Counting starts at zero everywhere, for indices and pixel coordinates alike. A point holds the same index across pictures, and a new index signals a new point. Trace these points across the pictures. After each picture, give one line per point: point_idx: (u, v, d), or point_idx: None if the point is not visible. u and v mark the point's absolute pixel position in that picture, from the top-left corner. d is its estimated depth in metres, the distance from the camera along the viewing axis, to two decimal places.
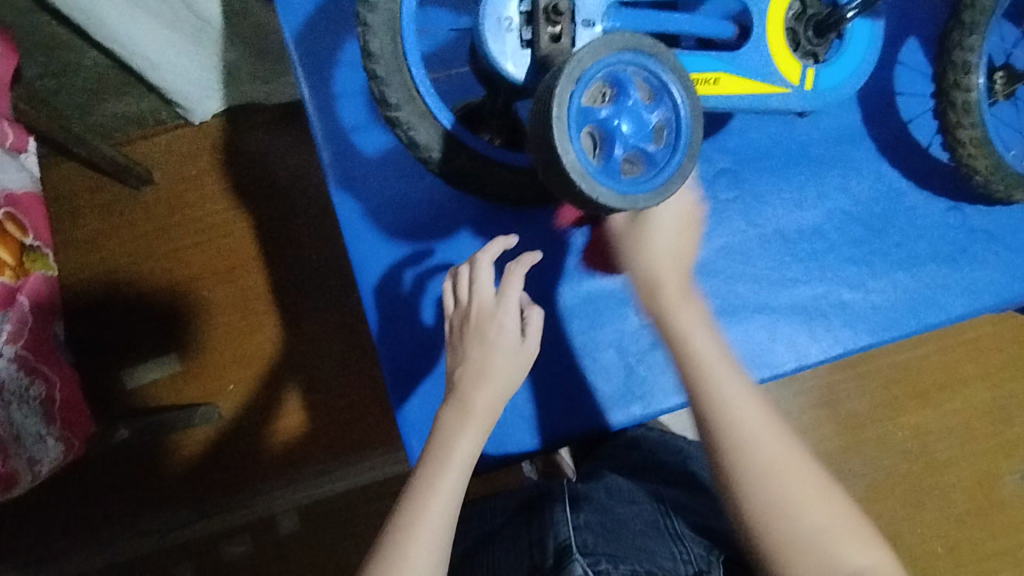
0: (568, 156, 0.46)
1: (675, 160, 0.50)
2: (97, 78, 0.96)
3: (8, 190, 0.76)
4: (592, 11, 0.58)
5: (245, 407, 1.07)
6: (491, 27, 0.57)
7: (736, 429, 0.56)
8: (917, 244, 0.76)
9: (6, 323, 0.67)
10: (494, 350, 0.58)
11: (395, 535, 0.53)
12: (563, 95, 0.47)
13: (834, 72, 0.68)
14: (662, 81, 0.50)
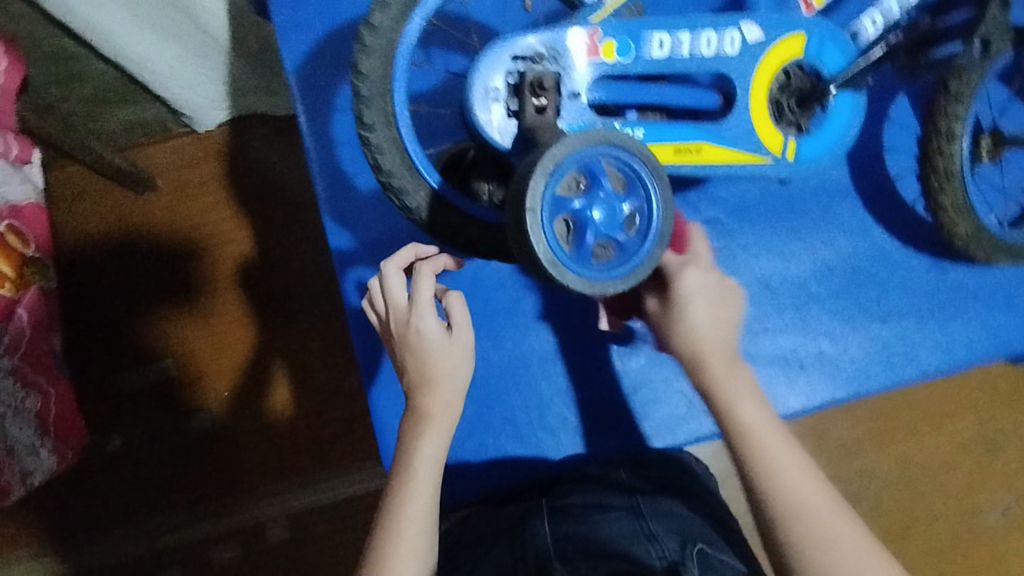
0: (539, 246, 0.49)
1: (643, 249, 0.52)
2: (104, 88, 0.97)
3: (10, 202, 0.77)
4: (576, 84, 0.60)
5: (237, 415, 1.08)
6: (478, 98, 0.58)
7: (769, 466, 0.58)
8: (898, 299, 0.77)
9: (3, 337, 0.69)
10: (431, 350, 0.61)
11: (374, 553, 0.58)
12: (536, 189, 0.49)
13: (815, 142, 0.68)
14: (635, 172, 0.52)
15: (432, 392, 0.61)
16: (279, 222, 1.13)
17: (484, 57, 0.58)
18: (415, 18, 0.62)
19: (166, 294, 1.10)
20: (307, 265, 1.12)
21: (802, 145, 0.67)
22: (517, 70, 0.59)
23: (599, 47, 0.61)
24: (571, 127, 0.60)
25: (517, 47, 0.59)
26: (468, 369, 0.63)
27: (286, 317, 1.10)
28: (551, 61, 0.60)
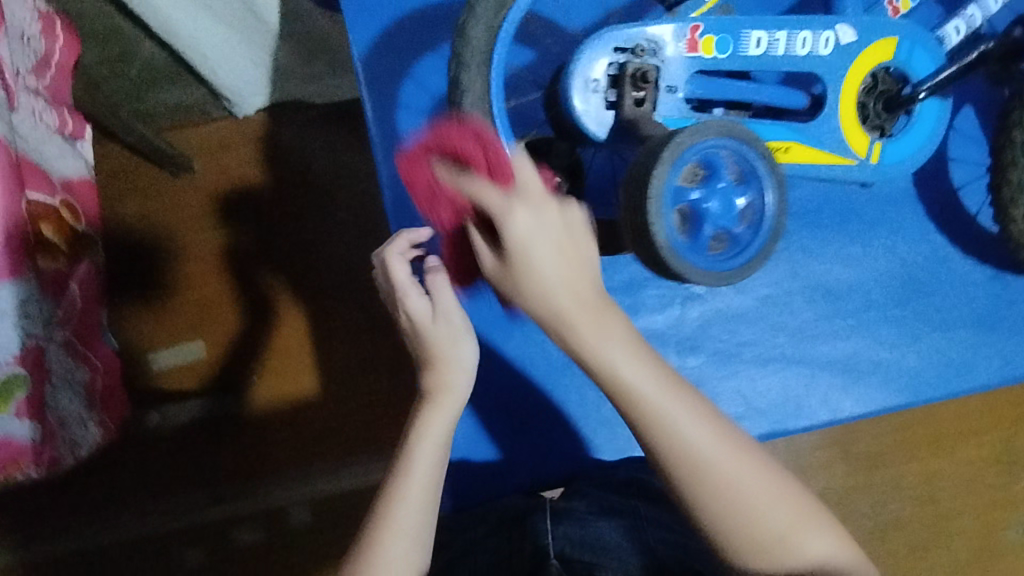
0: (659, 237, 0.48)
1: (757, 241, 0.54)
2: (153, 68, 0.97)
3: (65, 177, 0.79)
4: (676, 78, 0.59)
5: (266, 398, 1.08)
6: (580, 85, 0.56)
7: (697, 472, 0.50)
8: (958, 309, 0.74)
9: (58, 308, 0.70)
10: (428, 324, 0.59)
11: (376, 522, 0.55)
12: (660, 178, 0.48)
13: (899, 146, 0.68)
14: (752, 167, 0.52)
15: (445, 370, 0.58)
16: (314, 211, 1.12)
17: (588, 46, 0.56)
18: None
19: (201, 279, 1.10)
20: (340, 257, 1.11)
21: (887, 149, 0.67)
22: (618, 61, 0.57)
23: (699, 44, 0.59)
24: (666, 121, 0.59)
25: (621, 38, 0.57)
26: (473, 344, 0.60)
27: (319, 307, 1.10)
28: (652, 53, 0.58)
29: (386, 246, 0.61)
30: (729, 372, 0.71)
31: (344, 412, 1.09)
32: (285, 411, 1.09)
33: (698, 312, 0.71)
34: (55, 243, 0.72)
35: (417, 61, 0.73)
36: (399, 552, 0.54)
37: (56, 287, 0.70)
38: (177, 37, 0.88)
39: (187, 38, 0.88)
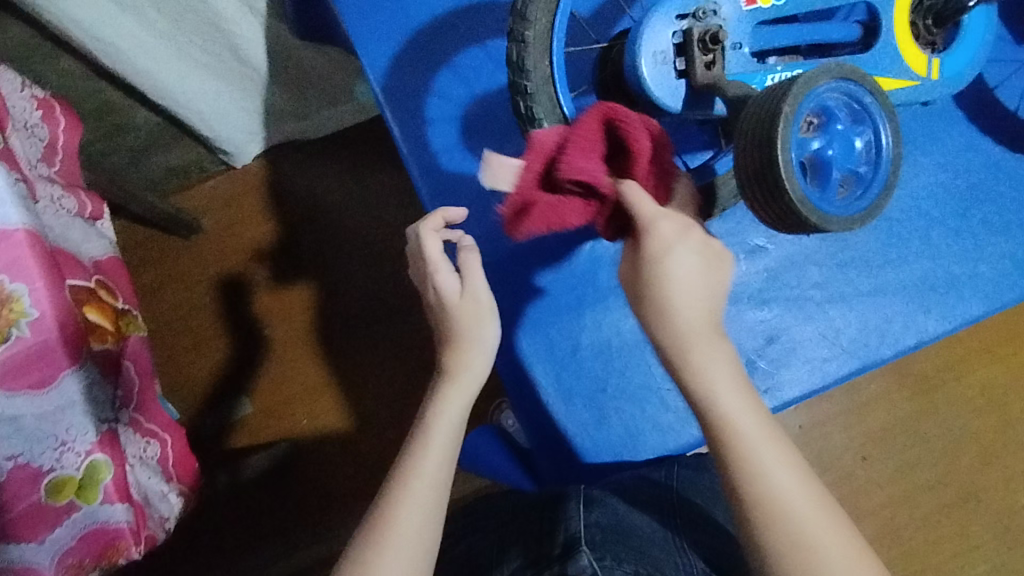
0: (796, 193, 0.43)
1: (880, 178, 0.49)
2: (147, 135, 0.95)
3: (94, 259, 0.77)
4: (738, 33, 0.55)
5: (322, 439, 1.06)
6: (647, 61, 0.53)
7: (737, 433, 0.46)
8: (1021, 207, 0.72)
9: (119, 390, 0.69)
10: (454, 301, 0.55)
11: (388, 493, 0.49)
12: (785, 129, 0.43)
13: (955, 58, 0.62)
14: (863, 105, 0.48)
15: (465, 349, 0.54)
16: (330, 242, 1.11)
17: (649, 16, 0.53)
18: None
19: (235, 334, 1.08)
20: (364, 282, 1.10)
21: (944, 62, 0.61)
22: (681, 28, 0.53)
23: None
24: (737, 77, 0.54)
25: (679, 4, 0.53)
26: (495, 326, 0.56)
27: (356, 336, 1.08)
28: (713, 13, 0.54)
29: (422, 223, 0.58)
30: (806, 316, 0.70)
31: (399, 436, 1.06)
32: (341, 448, 1.06)
33: (764, 265, 0.70)
34: (102, 325, 0.71)
35: (439, 69, 0.67)
36: (407, 525, 0.48)
37: (110, 369, 0.69)
38: (172, 100, 0.86)
39: (183, 100, 0.87)
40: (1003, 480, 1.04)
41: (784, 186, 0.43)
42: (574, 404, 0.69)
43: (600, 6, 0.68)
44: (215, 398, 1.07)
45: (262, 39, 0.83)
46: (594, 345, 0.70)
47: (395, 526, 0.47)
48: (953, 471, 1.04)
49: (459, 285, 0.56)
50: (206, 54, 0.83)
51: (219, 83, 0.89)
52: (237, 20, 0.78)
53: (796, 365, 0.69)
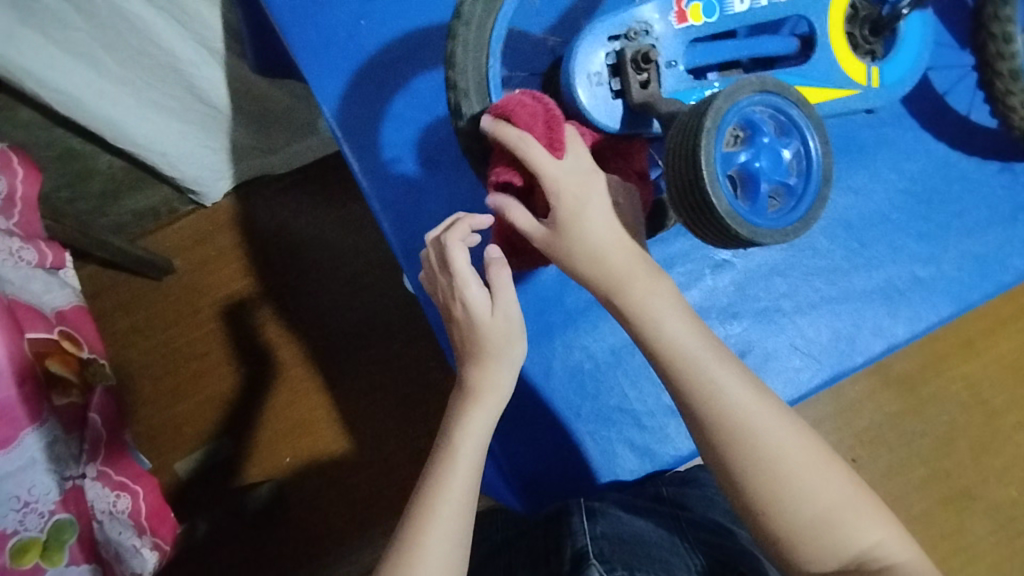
0: (723, 207, 0.43)
1: (812, 188, 0.48)
2: (111, 179, 0.94)
3: (58, 309, 0.77)
4: (672, 51, 0.55)
5: (306, 476, 1.03)
6: (581, 84, 0.54)
7: (737, 422, 0.49)
8: (977, 207, 0.72)
9: (85, 444, 0.68)
10: (486, 319, 0.52)
11: (413, 521, 0.49)
12: (709, 142, 0.42)
13: (894, 67, 0.63)
14: (788, 117, 0.48)
15: (493, 367, 0.53)
16: (302, 277, 1.09)
17: (580, 39, 0.54)
18: None
19: (211, 375, 1.05)
20: (338, 316, 1.08)
21: (885, 71, 0.62)
22: (614, 49, 0.54)
23: (686, 12, 0.56)
24: (674, 96, 0.55)
25: (610, 26, 0.54)
26: (523, 346, 0.54)
27: (333, 371, 1.06)
28: (645, 33, 0.55)
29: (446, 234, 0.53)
30: (777, 327, 0.69)
31: (381, 469, 1.03)
32: (322, 487, 1.02)
33: (730, 278, 0.70)
34: (65, 377, 0.70)
35: (390, 102, 0.66)
36: (439, 550, 0.48)
37: (75, 423, 0.68)
38: (134, 145, 0.85)
39: (144, 143, 0.85)
40: (999, 471, 1.03)
41: (708, 195, 0.43)
42: (551, 431, 0.67)
43: (553, 22, 0.67)
44: (193, 442, 1.03)
45: (222, 78, 0.82)
46: (565, 370, 0.68)
47: (424, 551, 0.48)
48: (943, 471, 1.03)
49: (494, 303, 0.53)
50: (167, 96, 0.82)
51: (182, 124, 0.88)
52: (196, 62, 0.78)
53: (771, 377, 0.69)
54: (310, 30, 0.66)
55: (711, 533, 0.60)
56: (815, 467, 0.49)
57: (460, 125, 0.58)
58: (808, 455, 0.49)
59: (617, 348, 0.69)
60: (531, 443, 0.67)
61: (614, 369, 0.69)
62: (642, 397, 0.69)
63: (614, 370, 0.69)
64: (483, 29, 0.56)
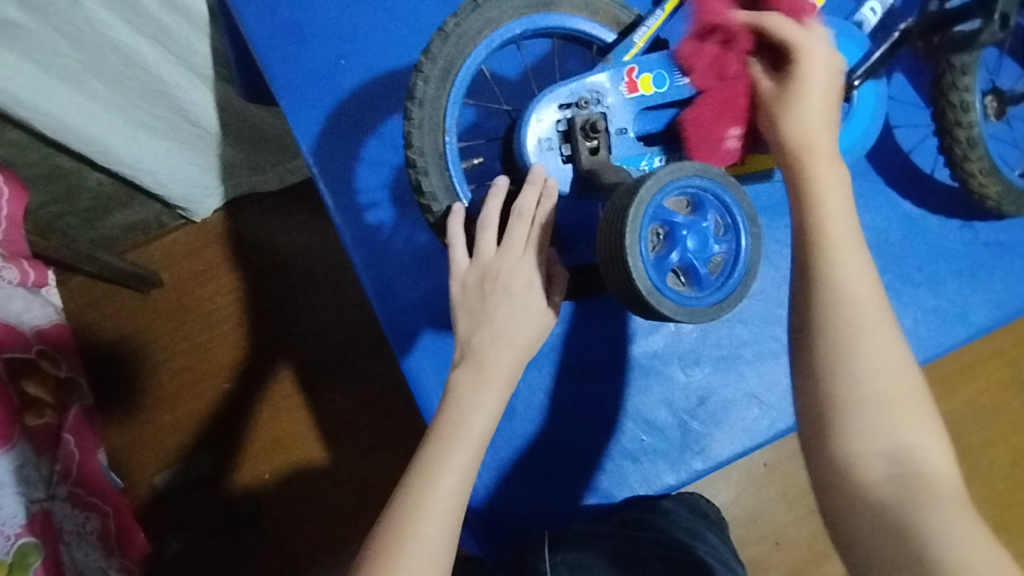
0: (677, 315, 0.44)
1: (744, 241, 0.46)
2: (102, 196, 0.93)
3: (38, 327, 0.78)
4: (623, 118, 0.57)
5: (281, 497, 1.00)
6: (531, 149, 0.55)
7: (846, 318, 0.44)
8: (937, 263, 0.73)
9: (57, 464, 0.69)
10: (527, 312, 0.52)
11: (405, 499, 0.46)
12: (639, 271, 0.42)
13: (847, 133, 0.64)
14: (695, 187, 0.45)
15: (497, 367, 0.50)
16: (287, 294, 1.06)
17: (534, 104, 0.55)
18: (515, 24, 0.55)
19: (192, 393, 1.02)
20: (320, 334, 1.05)
21: (836, 138, 0.64)
22: (566, 116, 0.55)
23: (637, 82, 0.57)
24: (623, 161, 0.57)
25: (564, 93, 0.55)
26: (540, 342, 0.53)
27: (316, 390, 1.03)
28: (596, 101, 0.56)
29: (527, 209, 0.52)
30: (734, 376, 0.72)
31: (357, 493, 1.01)
32: (295, 506, 1.00)
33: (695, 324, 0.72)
34: (41, 398, 0.72)
35: (368, 140, 0.68)
36: (430, 537, 0.45)
37: (50, 444, 0.70)
38: (120, 163, 0.84)
39: (130, 162, 0.85)
40: None
41: (658, 311, 0.44)
42: (513, 470, 0.68)
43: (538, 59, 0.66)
44: (173, 456, 1.01)
45: (212, 103, 0.83)
46: (527, 410, 0.69)
47: (418, 535, 0.45)
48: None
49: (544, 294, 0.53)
50: (159, 121, 0.83)
51: (169, 143, 0.87)
52: (184, 86, 0.79)
53: (729, 426, 0.71)
54: (291, 68, 0.67)
55: (671, 557, 0.59)
56: (893, 372, 0.43)
57: (409, 156, 0.54)
58: (908, 397, 0.43)
59: (581, 389, 0.70)
60: (490, 480, 0.67)
61: (576, 412, 0.69)
62: (605, 439, 0.70)
63: (578, 411, 0.69)
64: (450, 67, 0.53)
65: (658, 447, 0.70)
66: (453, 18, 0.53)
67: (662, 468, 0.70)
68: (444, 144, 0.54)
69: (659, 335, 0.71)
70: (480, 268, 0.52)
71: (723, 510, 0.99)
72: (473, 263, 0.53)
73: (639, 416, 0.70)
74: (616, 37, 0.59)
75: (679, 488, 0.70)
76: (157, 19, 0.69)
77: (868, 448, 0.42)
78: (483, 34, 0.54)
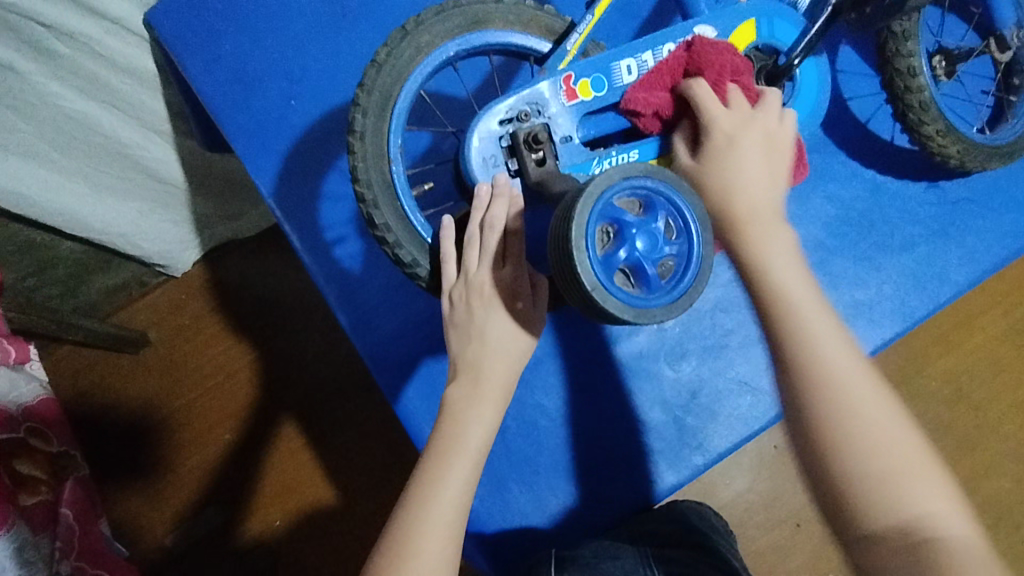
0: (624, 316, 0.41)
1: (698, 246, 0.43)
2: (78, 264, 0.91)
3: (24, 405, 0.77)
4: (567, 127, 0.56)
5: (292, 542, 0.99)
6: (477, 167, 0.55)
7: (826, 383, 0.43)
8: (908, 227, 0.74)
9: (56, 541, 0.68)
10: (495, 336, 0.51)
11: (405, 519, 0.45)
12: (605, 297, 0.41)
13: (795, 113, 0.64)
14: (643, 187, 0.43)
15: (480, 392, 0.50)
16: (275, 337, 1.05)
17: (475, 123, 0.55)
18: (451, 43, 0.55)
19: (191, 451, 1.01)
20: (312, 373, 1.04)
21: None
22: (508, 131, 0.55)
23: (576, 89, 0.56)
24: (572, 169, 0.56)
25: (503, 108, 0.55)
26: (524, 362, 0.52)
27: (315, 431, 1.02)
28: (537, 113, 0.56)
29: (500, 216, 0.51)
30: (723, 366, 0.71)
31: (368, 527, 1.00)
32: (309, 549, 0.99)
33: (676, 319, 0.72)
34: (35, 476, 0.72)
35: (327, 176, 0.68)
36: (434, 547, 0.44)
37: (47, 521, 0.69)
38: (90, 230, 0.82)
39: (100, 228, 0.83)
40: None
41: (647, 315, 0.42)
42: (515, 486, 0.67)
43: (483, 79, 0.67)
44: (180, 515, 0.99)
45: (173, 157, 0.82)
46: (520, 426, 0.68)
47: (420, 553, 0.44)
48: (972, 474, 0.95)
49: (508, 327, 0.52)
50: (124, 183, 0.81)
51: (137, 204, 0.85)
52: (142, 144, 0.78)
53: (724, 416, 0.71)
54: (243, 117, 0.68)
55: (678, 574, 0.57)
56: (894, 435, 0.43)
57: (358, 190, 0.53)
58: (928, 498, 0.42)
59: (572, 400, 0.70)
60: (492, 499, 0.66)
61: (568, 421, 0.69)
62: (602, 446, 0.69)
63: (570, 420, 0.69)
64: (386, 98, 0.53)
65: (656, 447, 0.70)
66: (385, 48, 0.53)
67: (663, 468, 0.69)
68: (391, 173, 0.54)
69: (642, 334, 0.71)
70: (466, 280, 0.52)
71: (739, 498, 0.98)
72: (459, 275, 0.53)
73: (633, 415, 0.70)
74: (552, 46, 0.59)
75: (682, 484, 0.69)
76: (106, 83, 0.69)
77: (885, 526, 0.41)
78: (416, 61, 0.54)
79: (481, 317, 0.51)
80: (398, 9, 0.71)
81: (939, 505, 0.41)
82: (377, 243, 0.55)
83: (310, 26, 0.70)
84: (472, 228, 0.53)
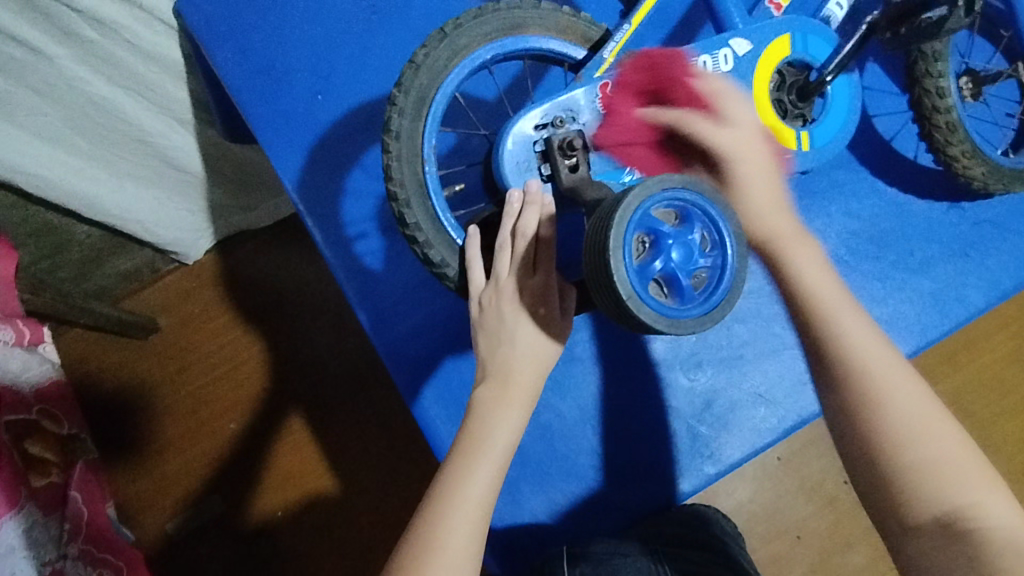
0: (657, 325, 0.42)
1: (732, 259, 0.44)
2: (93, 248, 0.91)
3: (36, 386, 0.78)
4: (600, 134, 0.57)
5: (293, 532, 0.99)
6: (511, 171, 0.55)
7: (874, 385, 0.48)
8: (928, 248, 0.74)
9: (64, 522, 0.69)
10: (522, 340, 0.51)
11: (432, 513, 0.46)
12: (640, 306, 0.41)
13: (824, 128, 0.65)
14: (681, 199, 0.43)
15: (505, 394, 0.50)
16: (287, 329, 1.05)
17: (509, 126, 0.55)
18: (488, 46, 0.55)
19: (198, 438, 1.01)
20: (322, 367, 1.04)
21: (814, 133, 0.64)
22: (542, 137, 0.55)
23: (611, 97, 0.57)
24: (603, 177, 0.57)
25: (539, 114, 0.55)
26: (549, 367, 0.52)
27: (322, 424, 1.02)
28: (571, 120, 0.56)
29: (532, 228, 0.52)
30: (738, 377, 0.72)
31: (370, 523, 1.00)
32: (311, 543, 0.99)
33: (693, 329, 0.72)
34: (45, 458, 0.73)
35: (351, 172, 0.69)
36: (457, 544, 0.44)
37: (56, 503, 0.70)
38: (108, 216, 0.83)
39: (118, 214, 0.83)
40: None
41: (679, 327, 0.43)
42: (525, 487, 0.68)
43: (514, 82, 0.67)
44: (184, 502, 1.00)
45: (195, 146, 0.82)
46: (534, 430, 0.69)
47: (444, 547, 0.44)
48: None
49: (534, 333, 0.52)
50: (143, 169, 0.82)
51: (156, 191, 0.85)
52: (165, 132, 0.78)
53: (737, 427, 0.71)
54: (272, 111, 0.68)
55: None
56: (937, 433, 0.47)
57: (390, 188, 0.54)
58: (968, 471, 0.46)
59: (585, 406, 0.70)
60: (504, 500, 0.67)
61: (581, 425, 0.69)
62: (615, 452, 0.69)
63: (585, 426, 0.69)
64: (424, 99, 0.54)
65: (669, 456, 0.70)
66: (423, 48, 0.54)
67: (674, 476, 0.70)
68: (423, 172, 0.55)
69: (659, 342, 0.71)
70: (496, 285, 0.53)
71: (740, 508, 0.98)
72: (489, 281, 0.53)
73: (646, 423, 0.70)
74: (586, 53, 0.59)
75: (690, 494, 0.70)
76: (134, 70, 0.69)
77: (927, 515, 0.45)
78: (454, 62, 0.54)
79: (505, 319, 0.52)
80: (430, 10, 0.71)
81: (990, 503, 0.45)
82: (407, 242, 0.56)
83: (342, 23, 0.70)
84: (503, 237, 0.53)
